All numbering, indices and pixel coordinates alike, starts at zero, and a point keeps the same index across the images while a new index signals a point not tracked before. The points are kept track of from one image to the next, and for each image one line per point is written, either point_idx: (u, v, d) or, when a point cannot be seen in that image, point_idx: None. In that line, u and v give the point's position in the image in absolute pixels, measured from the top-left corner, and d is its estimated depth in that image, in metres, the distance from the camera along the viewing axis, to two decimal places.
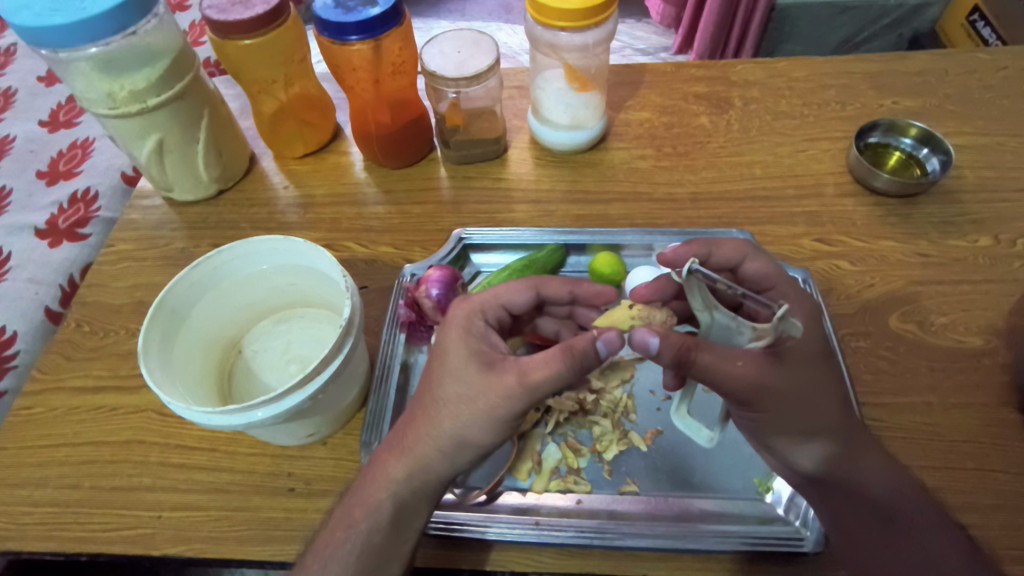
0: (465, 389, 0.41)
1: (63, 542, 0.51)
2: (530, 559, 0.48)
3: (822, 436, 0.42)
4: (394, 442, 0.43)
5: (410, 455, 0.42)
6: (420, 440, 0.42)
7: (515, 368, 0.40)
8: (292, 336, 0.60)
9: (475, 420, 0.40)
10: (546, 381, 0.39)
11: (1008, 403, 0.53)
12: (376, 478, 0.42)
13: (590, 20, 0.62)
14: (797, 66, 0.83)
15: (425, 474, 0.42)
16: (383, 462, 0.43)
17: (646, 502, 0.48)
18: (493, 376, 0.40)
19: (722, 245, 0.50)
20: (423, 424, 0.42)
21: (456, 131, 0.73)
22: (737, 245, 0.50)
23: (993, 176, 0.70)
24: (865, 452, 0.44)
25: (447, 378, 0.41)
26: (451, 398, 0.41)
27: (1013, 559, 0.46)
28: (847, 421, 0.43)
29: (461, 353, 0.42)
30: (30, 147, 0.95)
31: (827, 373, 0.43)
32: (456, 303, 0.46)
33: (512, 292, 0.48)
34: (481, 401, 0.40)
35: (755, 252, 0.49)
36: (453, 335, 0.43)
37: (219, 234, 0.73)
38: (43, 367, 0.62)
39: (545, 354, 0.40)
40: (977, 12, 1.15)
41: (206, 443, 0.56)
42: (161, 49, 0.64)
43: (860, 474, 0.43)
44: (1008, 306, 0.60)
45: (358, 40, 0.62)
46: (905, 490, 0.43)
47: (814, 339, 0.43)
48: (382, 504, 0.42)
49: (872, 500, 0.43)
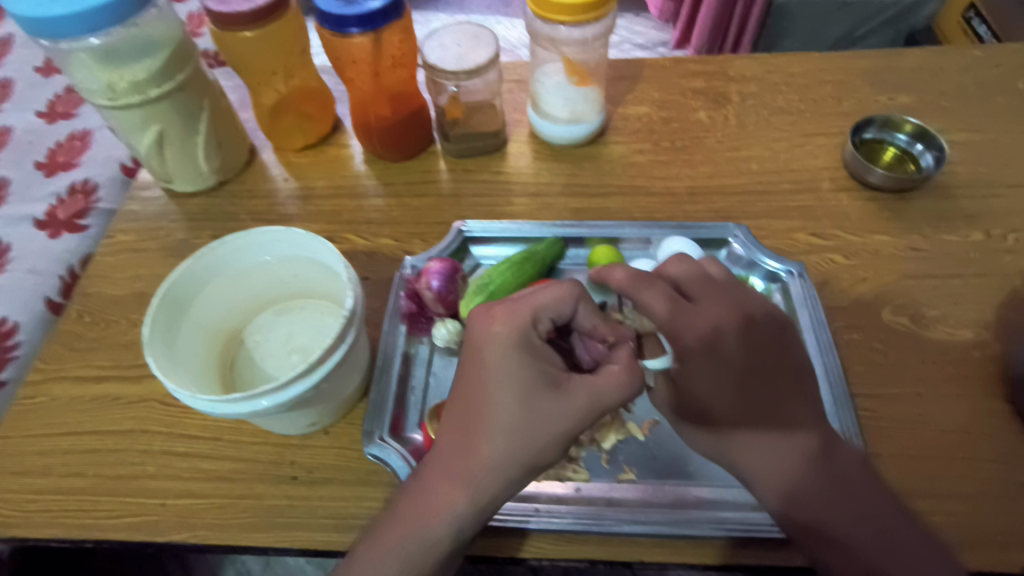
0: (534, 415, 0.40)
1: (68, 528, 0.52)
2: (529, 544, 0.49)
3: (738, 452, 0.45)
4: (449, 469, 0.41)
5: (473, 486, 0.40)
6: (484, 470, 0.40)
7: (591, 391, 0.41)
8: (293, 327, 0.61)
9: (547, 443, 0.40)
10: (615, 401, 0.42)
11: (997, 395, 0.55)
12: (434, 511, 0.40)
13: (591, 14, 0.62)
14: (794, 62, 0.84)
15: (490, 503, 0.41)
16: (442, 496, 0.40)
17: (643, 490, 0.50)
18: (567, 399, 0.41)
19: (613, 277, 0.46)
20: (492, 456, 0.40)
21: (455, 124, 0.74)
22: (628, 277, 0.46)
23: (985, 172, 0.71)
24: (801, 468, 0.44)
25: (509, 406, 0.40)
26: (519, 425, 0.40)
27: (1001, 545, 0.47)
28: (768, 439, 0.45)
29: (528, 376, 0.40)
30: (29, 138, 0.95)
31: (724, 392, 0.47)
32: (508, 313, 0.43)
33: (555, 298, 0.44)
34: (555, 423, 0.40)
35: (648, 285, 0.46)
36: (512, 358, 0.41)
37: (220, 226, 0.73)
38: (46, 357, 0.63)
39: (614, 376, 0.42)
40: (972, 9, 1.15)
41: (209, 432, 0.57)
42: (161, 40, 0.64)
43: (792, 494, 0.43)
44: (999, 300, 0.61)
45: (359, 32, 0.62)
46: (858, 511, 0.43)
47: (695, 367, 0.47)
48: (441, 538, 0.40)
49: (802, 519, 0.43)
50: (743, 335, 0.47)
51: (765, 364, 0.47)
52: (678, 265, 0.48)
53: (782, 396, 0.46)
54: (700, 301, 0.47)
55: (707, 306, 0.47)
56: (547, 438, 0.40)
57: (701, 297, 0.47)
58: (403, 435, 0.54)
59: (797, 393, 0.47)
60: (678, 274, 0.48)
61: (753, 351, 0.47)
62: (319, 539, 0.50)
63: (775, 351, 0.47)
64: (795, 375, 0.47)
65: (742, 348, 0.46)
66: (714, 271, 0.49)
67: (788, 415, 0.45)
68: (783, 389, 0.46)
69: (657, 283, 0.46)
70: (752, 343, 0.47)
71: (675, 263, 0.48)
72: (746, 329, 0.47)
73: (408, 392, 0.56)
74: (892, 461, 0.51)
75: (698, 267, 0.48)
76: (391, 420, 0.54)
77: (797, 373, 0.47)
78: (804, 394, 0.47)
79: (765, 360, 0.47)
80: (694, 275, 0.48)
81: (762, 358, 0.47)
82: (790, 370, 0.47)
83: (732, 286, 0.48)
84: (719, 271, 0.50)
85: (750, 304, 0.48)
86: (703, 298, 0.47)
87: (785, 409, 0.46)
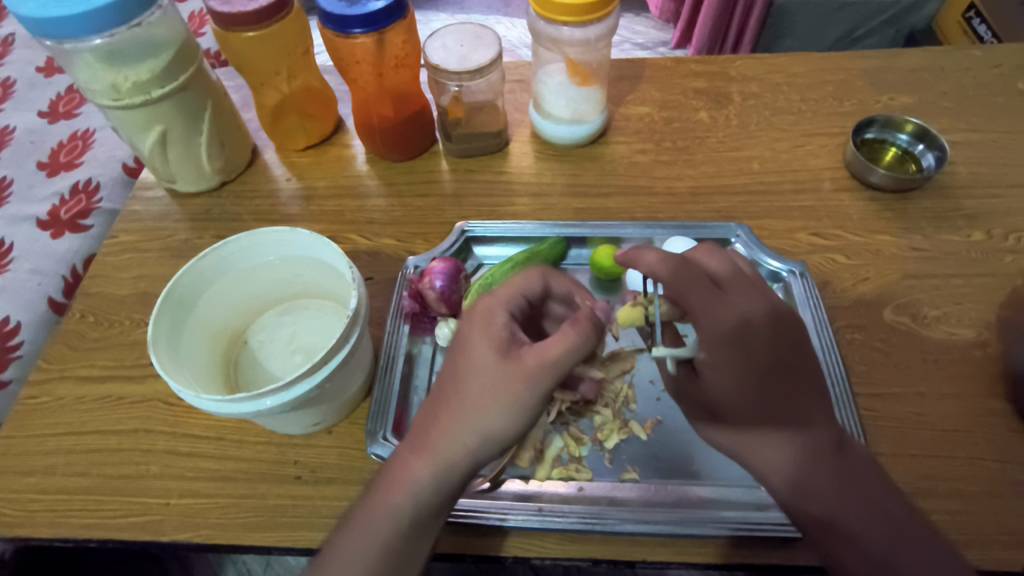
0: (484, 377, 0.40)
1: (71, 528, 0.52)
2: (533, 544, 0.49)
3: (755, 447, 0.45)
4: (418, 439, 0.41)
5: (433, 454, 0.40)
6: (443, 435, 0.40)
7: (537, 351, 0.40)
8: (297, 327, 0.61)
9: (497, 406, 0.39)
10: (562, 359, 0.39)
11: (998, 394, 0.55)
12: (398, 479, 0.40)
13: (593, 15, 0.62)
14: (795, 62, 0.84)
15: (449, 473, 0.40)
16: (406, 463, 0.41)
17: (646, 489, 0.50)
18: (514, 361, 0.39)
19: (643, 259, 0.43)
20: (449, 420, 0.40)
21: (457, 124, 0.74)
22: (659, 259, 0.43)
23: (986, 172, 0.71)
24: (817, 465, 0.44)
25: (466, 371, 0.40)
26: (473, 388, 0.40)
27: (1002, 544, 0.47)
28: (784, 434, 0.45)
29: (483, 340, 0.41)
30: (30, 138, 0.95)
31: (748, 388, 0.44)
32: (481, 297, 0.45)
33: (530, 280, 0.46)
34: (500, 384, 0.39)
35: (681, 269, 0.43)
36: (475, 328, 0.42)
37: (222, 226, 0.73)
38: (49, 358, 0.63)
39: (562, 335, 0.40)
40: (972, 9, 1.16)
41: (212, 432, 0.57)
42: (164, 40, 0.64)
43: (807, 489, 0.43)
44: (1000, 299, 0.61)
45: (362, 33, 0.63)
46: (869, 505, 0.43)
47: (722, 364, 0.44)
48: (402, 506, 0.40)
49: (818, 514, 0.43)
50: (772, 330, 0.44)
51: (787, 362, 0.45)
52: (709, 253, 0.45)
53: (800, 394, 0.45)
54: (733, 292, 0.44)
55: (741, 297, 0.44)
56: (494, 400, 0.39)
57: (731, 288, 0.45)
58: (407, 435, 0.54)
59: (812, 390, 0.46)
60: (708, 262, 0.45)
61: (779, 348, 0.45)
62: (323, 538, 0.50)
63: (796, 348, 0.46)
64: (811, 372, 0.47)
65: (769, 344, 0.44)
66: (743, 265, 0.47)
67: (801, 412, 0.45)
68: (801, 385, 0.46)
69: (690, 266, 0.43)
70: (778, 339, 0.44)
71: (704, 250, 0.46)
72: (777, 325, 0.44)
73: (411, 392, 0.57)
74: (893, 460, 0.51)
75: (731, 259, 0.46)
76: (394, 420, 0.54)
77: (813, 371, 0.47)
78: (819, 392, 0.46)
79: (787, 357, 0.45)
80: (726, 265, 0.45)
81: (787, 355, 0.45)
82: (809, 367, 0.46)
83: (758, 279, 0.46)
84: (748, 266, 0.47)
85: (777, 299, 0.46)
86: (734, 289, 0.44)
87: (801, 407, 0.45)
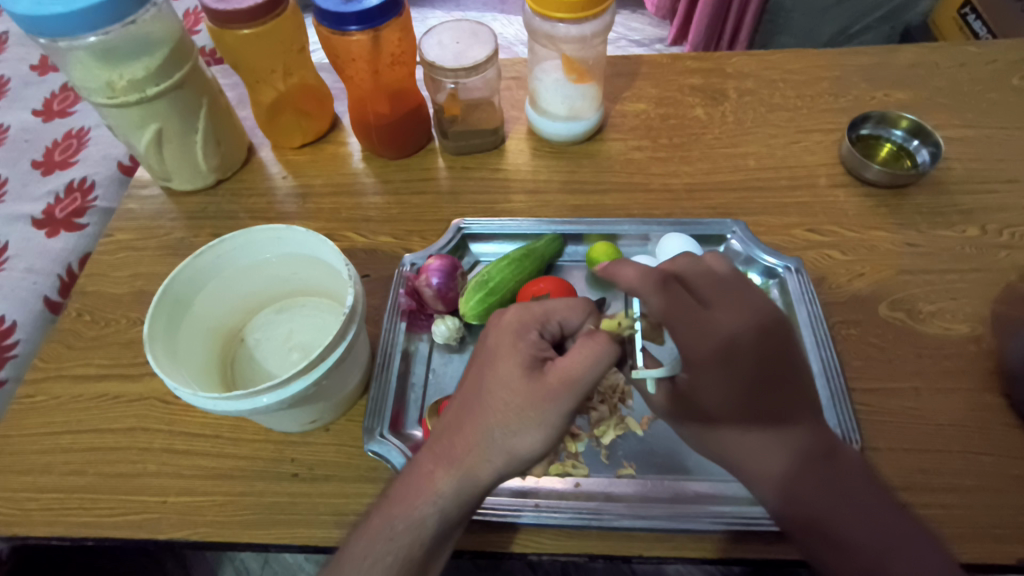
0: (513, 396, 0.40)
1: (69, 527, 0.52)
2: (531, 540, 0.49)
3: (740, 453, 0.45)
4: (440, 450, 0.41)
5: (456, 465, 0.40)
6: (470, 451, 0.40)
7: (560, 365, 0.40)
8: (294, 325, 0.61)
9: (524, 426, 0.40)
10: (588, 376, 0.40)
11: (992, 388, 0.55)
12: (422, 490, 0.40)
13: (589, 12, 0.62)
14: (791, 58, 0.84)
15: (474, 487, 0.40)
16: (429, 474, 0.41)
17: (643, 485, 0.50)
18: (542, 381, 0.40)
19: (622, 275, 0.44)
20: (474, 433, 0.40)
21: (454, 121, 0.74)
22: (638, 275, 0.43)
23: (981, 167, 0.71)
24: (802, 472, 0.43)
25: (496, 389, 0.41)
26: (501, 407, 0.40)
27: (996, 538, 0.47)
28: (770, 439, 0.44)
29: (512, 358, 0.41)
30: (25, 136, 0.95)
31: (732, 397, 0.45)
32: (521, 308, 0.45)
33: (571, 312, 0.46)
34: (529, 404, 0.40)
35: (661, 287, 0.43)
36: (507, 343, 0.42)
37: (218, 224, 0.73)
38: (44, 356, 0.63)
39: (586, 350, 0.40)
40: (968, 5, 1.16)
41: (210, 430, 0.57)
42: (160, 37, 0.64)
43: (794, 492, 0.43)
44: (994, 295, 0.61)
45: (357, 30, 0.62)
46: (859, 512, 0.42)
47: (705, 376, 0.45)
48: (427, 518, 0.40)
49: (802, 519, 0.43)
50: (759, 344, 0.44)
51: (777, 373, 0.46)
52: (684, 264, 0.46)
53: (789, 399, 0.45)
54: (714, 306, 0.45)
55: (727, 311, 0.45)
56: (522, 417, 0.40)
57: (715, 302, 0.45)
58: (404, 432, 0.54)
59: (802, 397, 0.46)
60: (687, 274, 0.46)
61: (766, 360, 0.45)
62: (320, 535, 0.50)
63: (785, 361, 0.46)
64: (802, 382, 0.47)
65: (755, 357, 0.45)
66: (722, 269, 0.46)
67: (790, 418, 0.45)
68: (789, 394, 0.46)
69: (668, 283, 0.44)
70: (765, 355, 0.45)
71: (683, 262, 0.46)
72: (763, 338, 0.45)
73: (408, 389, 0.57)
74: (889, 455, 0.52)
75: (708, 268, 0.46)
76: (391, 417, 0.54)
77: (803, 382, 0.47)
78: (811, 400, 0.46)
79: (774, 368, 0.45)
80: (707, 278, 0.45)
81: (772, 368, 0.45)
82: (796, 377, 0.46)
83: (744, 288, 0.46)
84: (725, 269, 0.46)
85: (763, 311, 0.45)
86: (717, 304, 0.45)
87: (790, 414, 0.45)
